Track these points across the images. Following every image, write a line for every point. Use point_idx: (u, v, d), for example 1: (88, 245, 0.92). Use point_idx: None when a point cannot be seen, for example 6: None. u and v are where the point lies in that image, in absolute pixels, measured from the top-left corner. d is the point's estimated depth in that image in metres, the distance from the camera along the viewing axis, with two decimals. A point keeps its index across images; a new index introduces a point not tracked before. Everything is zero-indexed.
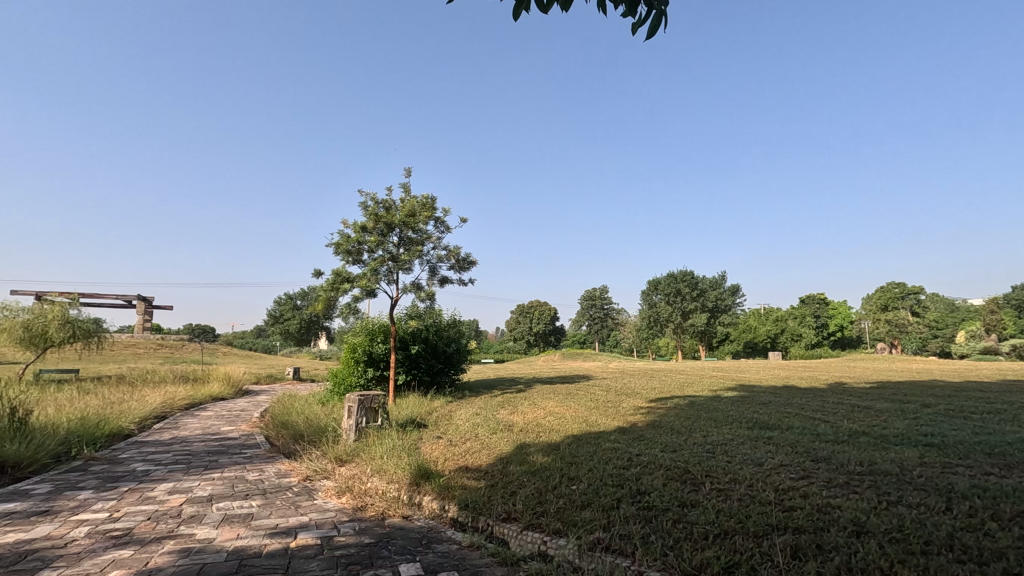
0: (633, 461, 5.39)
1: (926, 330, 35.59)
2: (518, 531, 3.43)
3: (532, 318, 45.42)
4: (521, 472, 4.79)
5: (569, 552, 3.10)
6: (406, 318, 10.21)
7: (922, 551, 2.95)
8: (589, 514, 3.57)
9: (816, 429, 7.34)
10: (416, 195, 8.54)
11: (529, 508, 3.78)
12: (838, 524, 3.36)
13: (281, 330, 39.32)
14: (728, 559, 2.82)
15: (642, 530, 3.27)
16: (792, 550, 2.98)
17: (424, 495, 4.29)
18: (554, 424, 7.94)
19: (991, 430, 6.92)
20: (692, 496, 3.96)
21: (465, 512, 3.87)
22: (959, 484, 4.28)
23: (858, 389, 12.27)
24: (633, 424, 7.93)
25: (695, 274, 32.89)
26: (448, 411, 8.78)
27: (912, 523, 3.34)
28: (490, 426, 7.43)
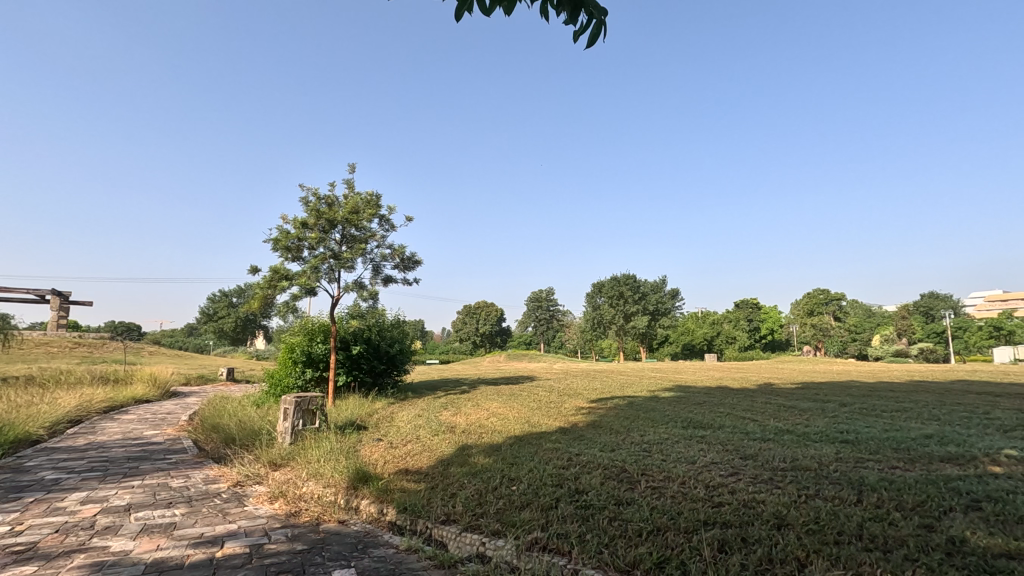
0: (572, 461, 5.47)
1: (846, 334, 38.15)
2: (456, 533, 3.40)
3: (478, 319, 45.33)
4: (462, 474, 4.76)
5: (507, 552, 3.09)
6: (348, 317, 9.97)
7: (835, 541, 3.15)
8: (528, 514, 3.59)
9: (744, 427, 7.71)
10: (360, 192, 8.35)
11: (469, 509, 3.77)
12: (762, 518, 3.53)
13: (215, 329, 37.53)
14: (660, 555, 2.91)
15: (579, 529, 3.33)
16: (719, 544, 3.11)
17: (362, 499, 4.18)
18: (497, 425, 7.97)
19: (899, 427, 7.51)
20: (628, 494, 4.06)
21: (403, 516, 3.80)
22: (869, 478, 4.61)
23: (784, 389, 12.97)
24: (574, 425, 8.06)
25: (637, 278, 33.93)
26: (389, 412, 8.63)
27: (827, 515, 3.56)
28: (433, 428, 7.37)
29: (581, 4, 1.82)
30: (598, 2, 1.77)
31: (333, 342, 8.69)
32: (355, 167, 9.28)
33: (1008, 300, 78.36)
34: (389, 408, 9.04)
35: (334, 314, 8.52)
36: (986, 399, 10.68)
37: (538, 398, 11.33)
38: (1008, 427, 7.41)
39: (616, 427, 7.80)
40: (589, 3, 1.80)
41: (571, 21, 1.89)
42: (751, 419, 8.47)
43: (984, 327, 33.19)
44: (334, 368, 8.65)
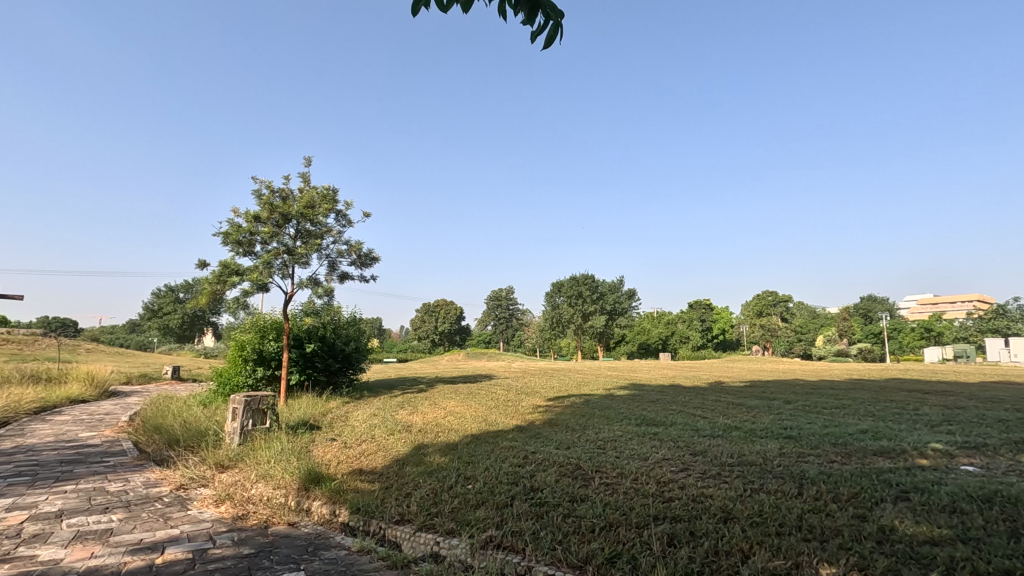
0: (528, 459, 5.51)
1: (792, 334, 39.84)
2: (410, 533, 3.35)
3: (437, 317, 44.98)
4: (418, 474, 4.71)
5: (461, 551, 3.08)
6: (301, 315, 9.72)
7: (777, 533, 3.29)
8: (483, 512, 3.60)
9: (695, 424, 7.95)
10: (315, 186, 8.14)
11: (423, 509, 3.74)
12: (709, 512, 3.65)
13: (159, 325, 35.90)
14: (611, 550, 2.97)
15: (533, 527, 3.36)
16: (668, 538, 3.20)
17: (314, 500, 4.08)
18: (453, 424, 7.93)
19: (838, 423, 7.90)
20: (582, 491, 4.13)
21: (356, 516, 3.72)
22: (809, 471, 4.83)
23: (733, 388, 13.43)
24: (531, 423, 8.11)
25: (596, 278, 34.46)
26: (344, 412, 8.46)
27: (770, 508, 3.71)
28: (388, 428, 7.26)
29: (539, 5, 1.78)
30: (555, 5, 1.73)
31: (286, 340, 8.45)
32: (310, 161, 9.06)
33: (938, 303, 83.69)
34: (344, 407, 8.86)
35: (288, 311, 8.29)
36: (916, 396, 11.37)
37: (495, 397, 11.34)
38: (935, 421, 7.93)
39: (572, 425, 7.89)
40: (546, 4, 1.76)
41: (529, 22, 1.85)
42: (702, 417, 8.74)
43: (916, 328, 35.33)
44: (286, 367, 8.41)
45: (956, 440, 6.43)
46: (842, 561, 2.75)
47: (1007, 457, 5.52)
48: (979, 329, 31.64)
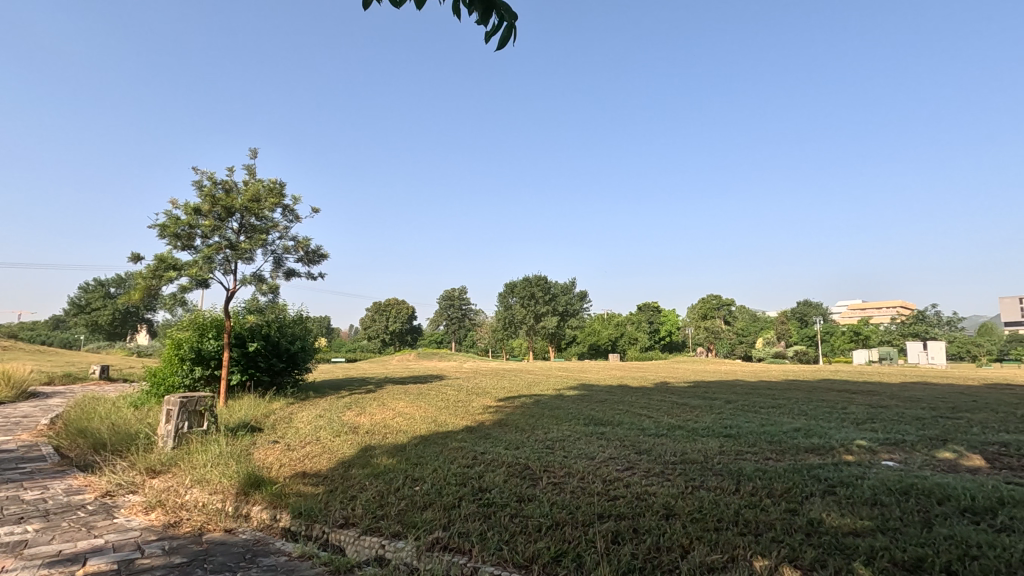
0: (477, 459, 5.49)
1: (734, 336, 41.58)
2: (354, 537, 3.25)
3: (388, 317, 44.22)
4: (364, 476, 4.60)
5: (406, 554, 3.01)
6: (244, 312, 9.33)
7: (715, 528, 3.40)
8: (430, 514, 3.55)
9: (641, 424, 8.14)
10: (261, 178, 7.82)
11: (369, 512, 3.65)
12: (652, 509, 3.74)
13: (88, 322, 33.71)
14: (557, 548, 2.99)
15: (480, 527, 3.34)
16: (613, 535, 3.25)
17: (253, 505, 3.90)
18: (402, 425, 7.80)
19: (774, 422, 8.27)
20: (529, 491, 4.14)
21: (298, 521, 3.58)
22: (747, 468, 5.04)
23: (679, 388, 13.86)
24: (481, 424, 8.10)
25: (548, 279, 34.85)
26: (288, 413, 8.16)
27: (709, 504, 3.84)
28: (334, 429, 7.05)
29: (493, 5, 1.73)
30: (508, 5, 1.68)
31: (227, 338, 8.08)
32: (256, 153, 8.72)
33: (866, 309, 89.20)
34: (288, 408, 8.56)
35: (229, 308, 7.94)
36: (844, 395, 12.08)
37: (445, 397, 11.26)
38: (861, 420, 8.44)
39: (521, 425, 7.92)
40: (500, 5, 1.71)
41: (484, 21, 1.79)
42: (647, 416, 8.96)
43: (846, 331, 37.60)
44: (227, 366, 8.04)
45: (879, 437, 6.86)
46: (774, 553, 2.88)
47: (923, 452, 5.93)
48: (902, 333, 33.94)
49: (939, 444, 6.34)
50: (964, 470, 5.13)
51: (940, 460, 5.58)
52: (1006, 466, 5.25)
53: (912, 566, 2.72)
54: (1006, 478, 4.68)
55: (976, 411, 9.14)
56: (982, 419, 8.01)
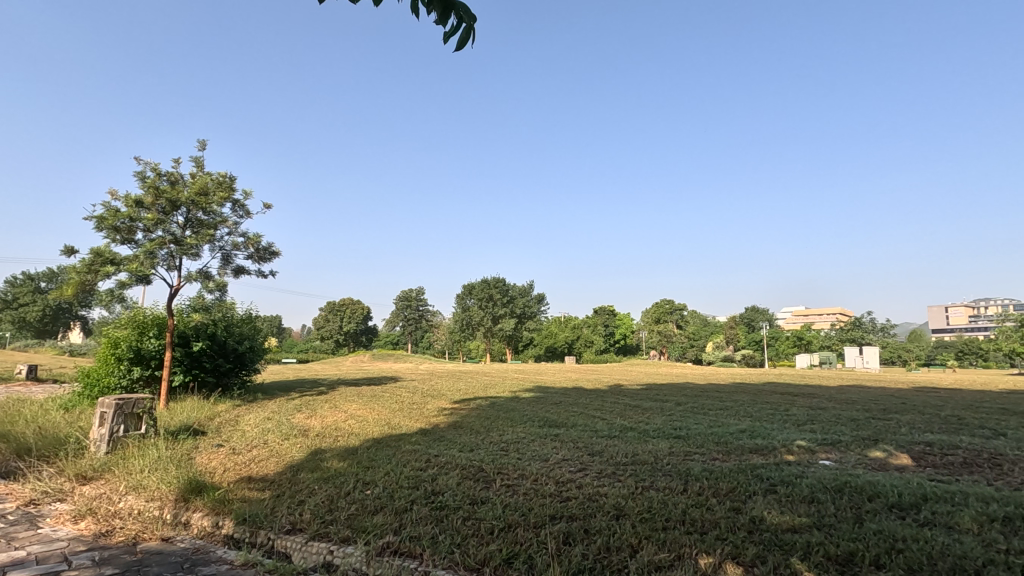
0: (431, 462, 5.43)
1: (686, 341, 42.84)
2: (302, 543, 3.14)
3: (342, 317, 43.18)
4: (313, 480, 4.47)
5: (355, 559, 2.93)
6: (188, 310, 8.93)
7: (664, 527, 3.48)
8: (381, 518, 3.48)
9: (594, 426, 8.26)
10: (209, 172, 7.52)
11: (317, 517, 3.54)
12: (604, 510, 3.79)
13: (14, 318, 31.38)
14: (509, 551, 2.99)
15: (432, 531, 3.30)
16: (564, 536, 3.28)
17: (194, 512, 3.72)
18: (354, 427, 7.64)
19: (721, 424, 8.55)
20: (482, 494, 4.13)
21: (241, 527, 3.43)
22: (694, 468, 5.19)
23: (632, 390, 14.13)
24: (435, 426, 8.02)
25: (506, 281, 34.90)
26: (234, 416, 7.84)
27: (658, 504, 3.92)
28: (283, 432, 6.82)
29: (452, 6, 1.71)
30: (466, 7, 1.67)
31: (170, 338, 7.70)
32: (205, 144, 8.36)
33: (808, 315, 93.57)
34: (234, 410, 8.23)
35: (171, 306, 7.58)
36: (787, 398, 12.63)
37: (399, 399, 11.10)
38: (801, 421, 8.85)
39: (476, 427, 7.90)
40: (459, 6, 1.70)
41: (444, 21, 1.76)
42: (600, 418, 9.09)
43: (790, 337, 39.27)
44: (168, 366, 7.66)
45: (817, 437, 7.22)
46: (719, 550, 2.97)
47: (857, 452, 6.27)
48: (840, 339, 35.72)
49: (871, 444, 6.71)
50: (893, 468, 5.45)
51: (871, 459, 5.90)
52: (930, 464, 5.61)
53: (845, 560, 2.87)
54: (930, 476, 5.00)
55: (904, 412, 9.74)
56: (909, 421, 8.53)
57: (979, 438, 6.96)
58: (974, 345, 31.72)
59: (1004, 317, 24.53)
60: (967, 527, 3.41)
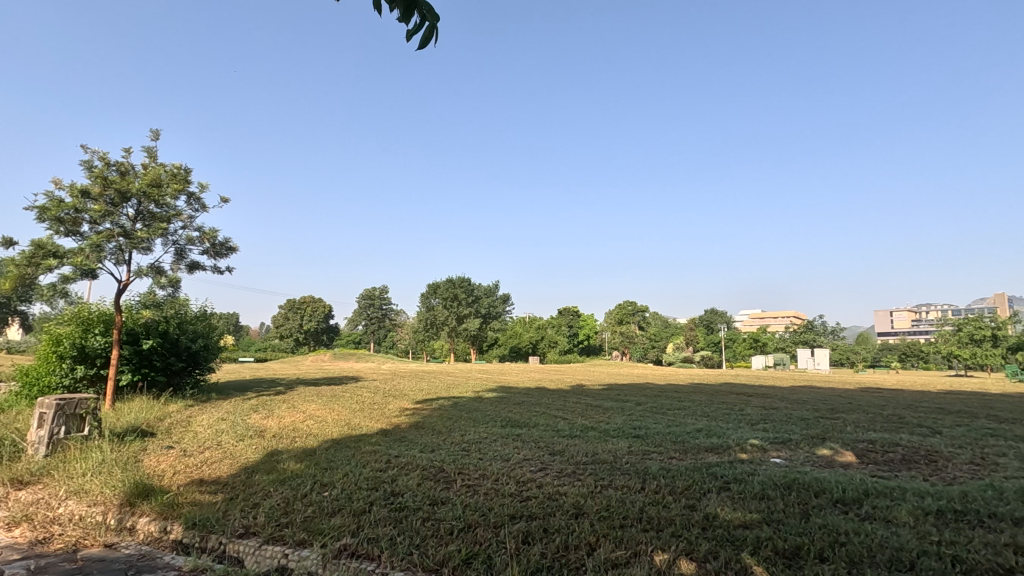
0: (391, 463, 5.38)
1: (647, 342, 43.69)
2: (255, 547, 3.06)
3: (303, 315, 42.19)
4: (269, 482, 4.36)
5: (311, 563, 2.88)
6: (139, 306, 8.57)
7: (621, 525, 3.55)
8: (338, 520, 3.44)
9: (556, 425, 8.34)
10: (162, 162, 7.25)
11: (272, 520, 3.47)
12: (563, 509, 3.85)
13: None
14: (468, 551, 3.00)
15: (390, 532, 3.27)
16: (523, 535, 3.31)
17: (140, 516, 3.58)
18: (313, 428, 7.50)
19: (678, 423, 8.77)
20: (443, 494, 4.12)
21: (191, 532, 3.32)
22: (652, 467, 5.31)
23: (594, 390, 14.33)
24: (396, 426, 7.95)
25: (471, 280, 34.77)
26: (185, 416, 7.56)
27: (616, 502, 4.00)
28: (237, 433, 6.63)
29: (415, 4, 1.64)
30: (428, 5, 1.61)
31: (117, 335, 7.37)
32: (159, 134, 8.07)
33: (764, 317, 96.73)
34: (186, 411, 7.96)
35: (120, 302, 7.26)
36: (741, 398, 13.07)
37: (360, 399, 10.95)
38: (754, 420, 9.16)
39: (438, 428, 7.86)
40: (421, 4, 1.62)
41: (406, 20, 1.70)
42: (562, 418, 9.19)
43: (747, 338, 40.52)
44: (115, 364, 7.33)
45: (769, 436, 7.50)
46: (673, 547, 3.05)
47: (805, 450, 6.54)
48: (793, 340, 37.05)
49: (819, 442, 7.02)
50: (838, 465, 5.72)
51: (818, 456, 6.17)
52: (872, 461, 5.90)
53: (791, 553, 2.99)
54: (871, 472, 5.26)
55: (849, 411, 10.21)
56: (854, 420, 8.95)
57: (917, 435, 7.36)
58: (915, 347, 33.45)
59: (942, 320, 25.98)
60: (904, 520, 3.60)
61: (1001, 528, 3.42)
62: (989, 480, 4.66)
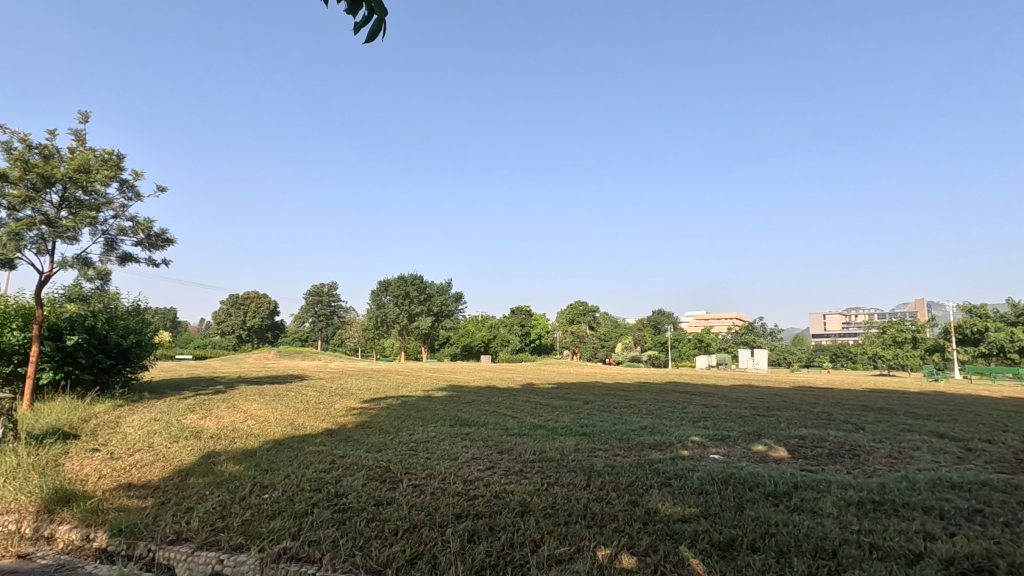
0: (335, 463, 5.26)
1: (598, 342, 44.45)
2: (187, 553, 2.92)
3: (247, 312, 40.52)
4: (204, 485, 4.18)
5: (248, 567, 2.79)
6: (62, 299, 7.99)
7: (566, 521, 3.62)
8: (277, 523, 3.33)
9: (505, 424, 8.39)
10: (92, 147, 6.81)
11: (207, 525, 3.32)
12: (509, 507, 3.88)
13: None
14: (413, 551, 2.97)
15: (334, 534, 3.20)
16: (469, 534, 3.31)
17: (60, 524, 3.35)
18: (254, 428, 7.23)
19: (624, 421, 8.98)
20: (389, 494, 4.07)
21: (117, 540, 3.13)
22: (598, 464, 5.42)
23: (544, 389, 14.47)
24: (342, 426, 7.78)
25: (424, 278, 34.31)
26: (113, 417, 7.13)
27: (561, 499, 4.06)
28: (171, 434, 6.32)
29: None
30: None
31: (37, 330, 6.86)
32: (89, 116, 7.58)
33: (708, 318, 100.28)
34: (115, 411, 7.50)
35: (41, 294, 6.76)
36: (685, 396, 13.53)
37: (305, 399, 10.64)
38: (696, 418, 9.48)
39: (385, 427, 7.75)
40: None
41: (353, 12, 1.65)
42: (511, 416, 9.24)
43: (692, 339, 41.92)
44: (34, 361, 6.83)
45: (709, 433, 7.80)
46: (615, 542, 3.13)
47: (742, 446, 6.84)
48: (735, 341, 38.61)
49: (755, 439, 7.35)
50: (771, 460, 6.02)
51: (754, 452, 6.48)
52: (802, 455, 6.24)
53: (726, 545, 3.13)
54: (801, 467, 5.56)
55: (783, 409, 10.76)
56: (788, 417, 9.44)
57: (843, 431, 7.83)
58: (845, 348, 35.59)
59: (868, 324, 27.76)
60: (828, 511, 3.83)
61: (913, 516, 3.69)
62: (903, 472, 5.02)
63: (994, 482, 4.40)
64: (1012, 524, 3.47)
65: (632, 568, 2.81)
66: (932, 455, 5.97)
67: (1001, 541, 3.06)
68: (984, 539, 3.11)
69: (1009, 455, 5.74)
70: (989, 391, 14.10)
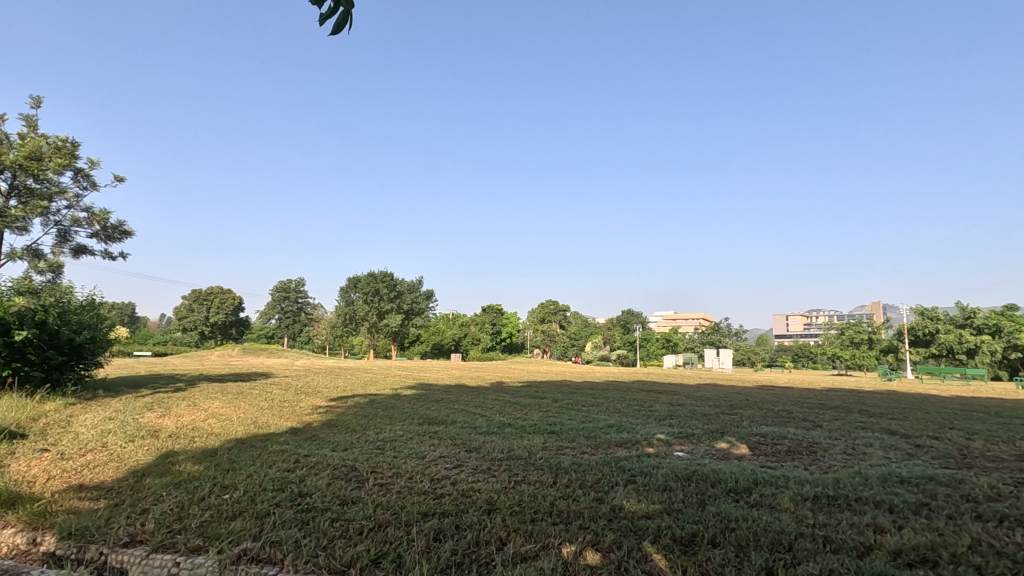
0: (299, 463, 5.15)
1: (568, 341, 44.74)
2: (142, 556, 2.82)
3: (210, 307, 39.39)
4: (161, 486, 4.04)
5: (206, 568, 2.70)
6: (11, 293, 7.60)
7: (531, 519, 3.63)
8: (238, 524, 3.24)
9: (474, 422, 8.36)
10: (45, 133, 6.51)
11: (163, 526, 3.21)
12: (476, 505, 3.87)
13: None
14: (377, 551, 2.93)
15: (295, 535, 3.14)
16: (435, 533, 3.28)
17: (3, 528, 3.19)
18: (215, 427, 7.03)
19: (592, 419, 9.05)
20: (353, 494, 4.01)
21: (66, 543, 3.00)
22: (565, 462, 5.45)
23: (513, 387, 14.49)
24: (307, 425, 7.63)
25: (394, 276, 33.96)
26: (65, 416, 6.82)
27: (528, 497, 4.07)
28: (127, 434, 6.09)
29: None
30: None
31: None
32: (41, 101, 7.25)
33: (675, 319, 102.11)
34: (66, 410, 7.17)
35: None
36: (652, 395, 13.72)
37: (269, 397, 10.39)
38: (662, 416, 9.63)
39: (352, 426, 7.63)
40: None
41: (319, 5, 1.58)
42: (479, 415, 9.21)
43: (660, 339, 42.60)
44: None
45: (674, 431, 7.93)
46: (580, 539, 3.16)
47: (706, 444, 6.98)
48: (702, 342, 39.38)
49: (718, 436, 7.51)
50: (733, 457, 6.16)
51: (717, 450, 6.61)
52: (762, 453, 6.41)
53: (687, 540, 3.19)
54: (761, 463, 5.71)
55: (746, 407, 11.02)
56: (750, 415, 9.68)
57: (802, 429, 8.08)
58: (805, 349, 36.74)
59: (827, 325, 28.72)
60: (786, 506, 3.94)
61: (865, 510, 3.83)
62: (857, 468, 5.20)
63: (940, 477, 4.61)
64: (955, 517, 3.64)
65: (596, 564, 2.84)
66: (884, 451, 6.20)
67: (944, 533, 3.21)
68: (929, 531, 3.25)
69: (954, 451, 6.02)
70: (938, 390, 14.75)
